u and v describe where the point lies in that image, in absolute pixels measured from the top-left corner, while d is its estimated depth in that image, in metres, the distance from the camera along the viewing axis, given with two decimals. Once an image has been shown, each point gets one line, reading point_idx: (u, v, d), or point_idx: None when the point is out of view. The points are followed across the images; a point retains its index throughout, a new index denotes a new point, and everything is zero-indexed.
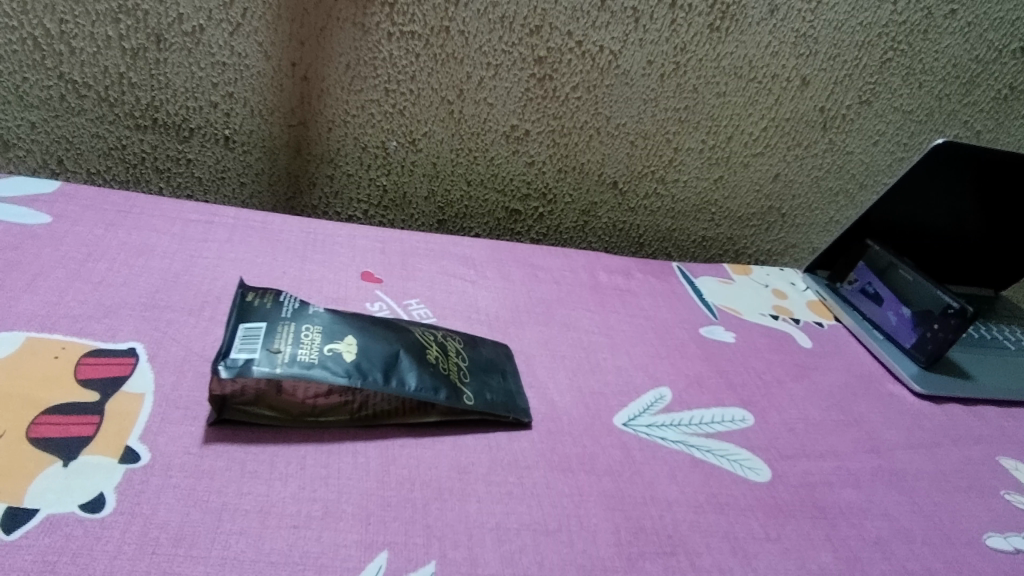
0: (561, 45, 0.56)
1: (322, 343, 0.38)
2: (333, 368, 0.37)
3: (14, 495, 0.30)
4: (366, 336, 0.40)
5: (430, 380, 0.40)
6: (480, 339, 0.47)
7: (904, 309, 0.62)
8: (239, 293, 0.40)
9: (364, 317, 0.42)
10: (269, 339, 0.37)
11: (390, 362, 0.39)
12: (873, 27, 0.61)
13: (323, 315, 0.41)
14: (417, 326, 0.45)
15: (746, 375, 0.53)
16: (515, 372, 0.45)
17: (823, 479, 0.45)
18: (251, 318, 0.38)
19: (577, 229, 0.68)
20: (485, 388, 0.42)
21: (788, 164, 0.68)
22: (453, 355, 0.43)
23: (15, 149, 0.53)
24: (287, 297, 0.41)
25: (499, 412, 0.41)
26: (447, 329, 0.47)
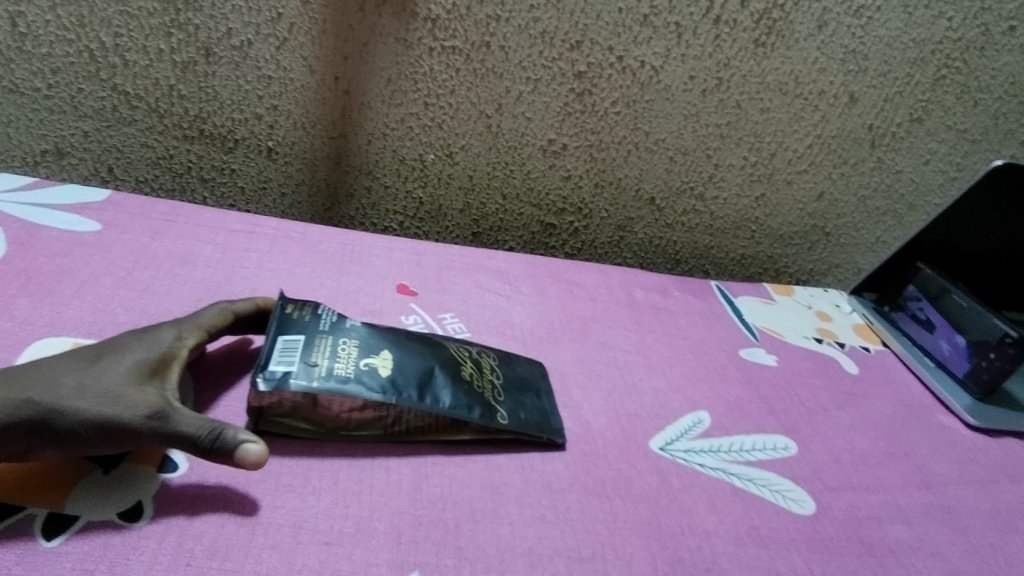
0: (602, 60, 0.55)
1: (359, 358, 0.38)
2: (369, 383, 0.37)
3: (57, 501, 0.31)
4: (402, 352, 0.40)
5: (464, 398, 0.39)
6: (515, 356, 0.46)
7: (958, 338, 0.59)
8: (279, 304, 0.40)
9: (400, 332, 0.42)
10: (307, 353, 0.37)
11: (424, 378, 0.39)
12: (925, 44, 0.59)
13: (361, 329, 0.40)
14: (452, 341, 0.44)
15: (787, 400, 0.51)
16: (550, 392, 0.45)
17: (870, 514, 0.43)
18: (290, 330, 0.38)
19: (612, 245, 0.67)
20: (520, 407, 0.42)
21: (834, 182, 0.66)
22: (487, 372, 0.43)
23: (68, 157, 0.55)
24: (326, 310, 0.41)
25: (533, 433, 0.40)
26: (483, 345, 0.46)
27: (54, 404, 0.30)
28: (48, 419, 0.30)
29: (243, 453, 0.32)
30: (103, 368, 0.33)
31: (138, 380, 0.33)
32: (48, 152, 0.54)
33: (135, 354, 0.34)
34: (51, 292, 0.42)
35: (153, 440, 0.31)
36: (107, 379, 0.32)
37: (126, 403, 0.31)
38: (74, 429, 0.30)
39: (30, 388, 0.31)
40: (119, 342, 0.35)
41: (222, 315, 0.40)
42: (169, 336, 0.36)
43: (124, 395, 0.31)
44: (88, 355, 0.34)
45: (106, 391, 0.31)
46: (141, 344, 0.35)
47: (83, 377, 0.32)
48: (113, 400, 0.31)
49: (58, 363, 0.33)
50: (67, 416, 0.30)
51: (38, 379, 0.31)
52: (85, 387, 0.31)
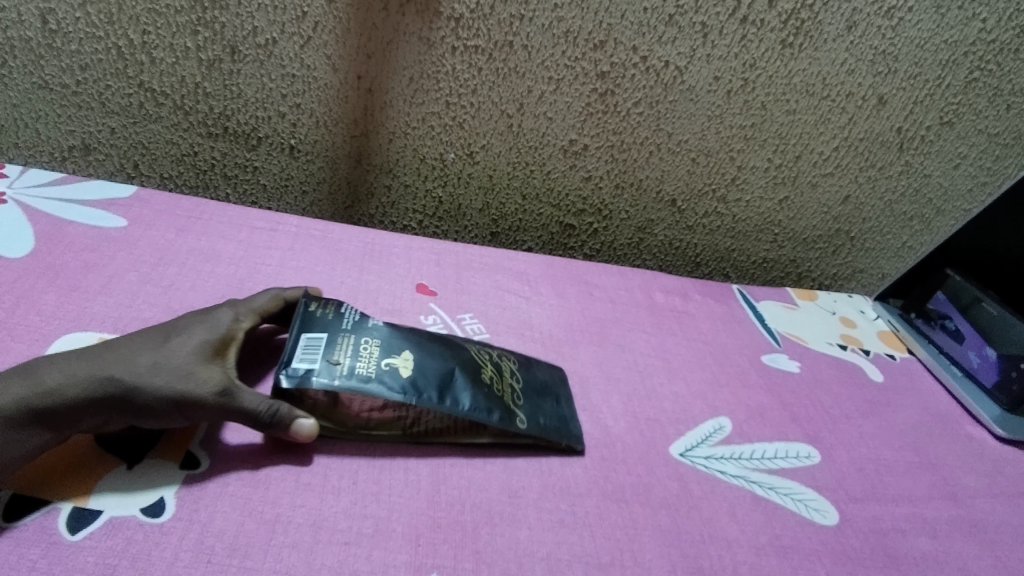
0: (626, 60, 0.54)
1: (380, 357, 0.38)
2: (390, 382, 0.37)
3: (81, 495, 0.31)
4: (424, 353, 0.40)
5: (484, 400, 0.39)
6: (536, 360, 0.46)
7: (988, 350, 0.58)
8: (305, 301, 0.40)
9: (422, 334, 0.42)
10: (329, 351, 0.37)
11: (445, 380, 0.39)
12: (958, 45, 0.57)
13: (384, 330, 0.40)
14: (474, 345, 0.44)
15: (810, 407, 0.51)
16: (569, 398, 0.44)
17: (895, 526, 0.42)
18: (314, 327, 0.38)
19: (631, 246, 0.67)
20: (540, 412, 0.41)
21: (860, 186, 0.65)
22: (507, 376, 0.42)
23: (96, 153, 0.56)
24: (350, 309, 0.41)
25: (553, 438, 0.40)
26: (504, 350, 0.46)
27: (131, 381, 0.32)
28: (126, 394, 0.31)
29: (299, 427, 0.34)
30: (171, 347, 0.34)
31: (204, 359, 0.34)
32: (76, 147, 0.55)
33: (198, 333, 0.35)
34: (79, 286, 0.43)
35: (220, 415, 0.33)
36: (176, 356, 0.33)
37: (195, 380, 0.33)
38: (151, 404, 0.32)
39: (107, 365, 0.32)
40: (183, 321, 0.36)
41: (273, 302, 0.41)
42: (227, 318, 0.37)
43: (195, 373, 0.33)
44: (155, 332, 0.35)
45: (178, 368, 0.33)
46: (202, 324, 0.36)
47: (155, 354, 0.33)
48: (184, 377, 0.32)
49: (129, 340, 0.34)
50: (145, 392, 0.32)
51: (113, 355, 0.32)
52: (158, 364, 0.33)
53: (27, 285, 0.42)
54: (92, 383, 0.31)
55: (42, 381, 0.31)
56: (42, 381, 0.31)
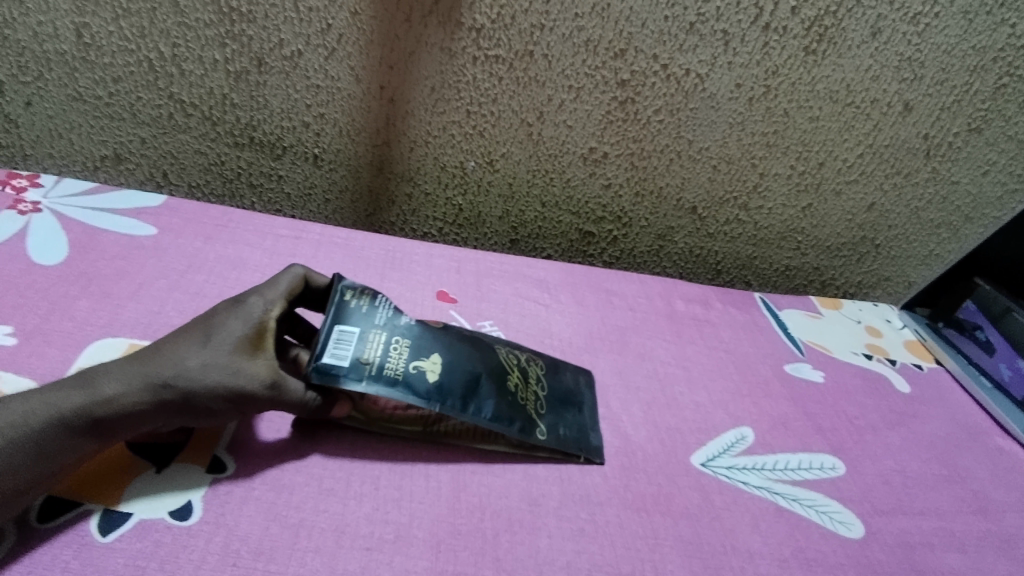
0: (646, 68, 0.54)
1: (409, 359, 0.38)
2: (416, 387, 0.37)
3: (112, 499, 0.32)
4: (452, 356, 0.39)
5: (506, 410, 0.39)
6: (562, 364, 0.46)
7: (1020, 362, 0.57)
8: (340, 285, 0.39)
9: (452, 334, 0.41)
10: (360, 348, 0.36)
11: (471, 387, 0.39)
12: (987, 51, 0.56)
13: (414, 327, 0.40)
14: (501, 346, 0.44)
15: (835, 417, 0.50)
16: (593, 405, 0.44)
17: (923, 541, 0.42)
18: (347, 318, 0.37)
19: (650, 254, 0.67)
20: (560, 421, 0.41)
21: (885, 193, 0.64)
22: (532, 382, 0.42)
23: (127, 163, 0.57)
24: (383, 302, 0.40)
25: (571, 450, 0.40)
26: (530, 350, 0.46)
27: (185, 383, 0.32)
28: (183, 396, 0.32)
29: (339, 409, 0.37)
30: (215, 344, 0.33)
31: (249, 352, 0.34)
32: (108, 157, 0.57)
33: (238, 325, 0.34)
34: (110, 293, 0.44)
35: (272, 405, 0.34)
36: (222, 353, 0.33)
37: (246, 377, 0.33)
38: (208, 404, 0.32)
39: (157, 369, 0.32)
40: (218, 312, 0.35)
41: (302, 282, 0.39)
42: (260, 303, 0.36)
43: (244, 368, 0.33)
44: (194, 328, 0.34)
45: (228, 365, 0.33)
46: (236, 315, 0.35)
47: (202, 354, 0.33)
48: (234, 374, 0.33)
49: (172, 339, 0.33)
50: (199, 394, 0.32)
51: (161, 358, 0.32)
52: (207, 363, 0.32)
53: (62, 292, 0.43)
54: (149, 389, 0.31)
55: (97, 390, 0.31)
56: (98, 390, 0.31)
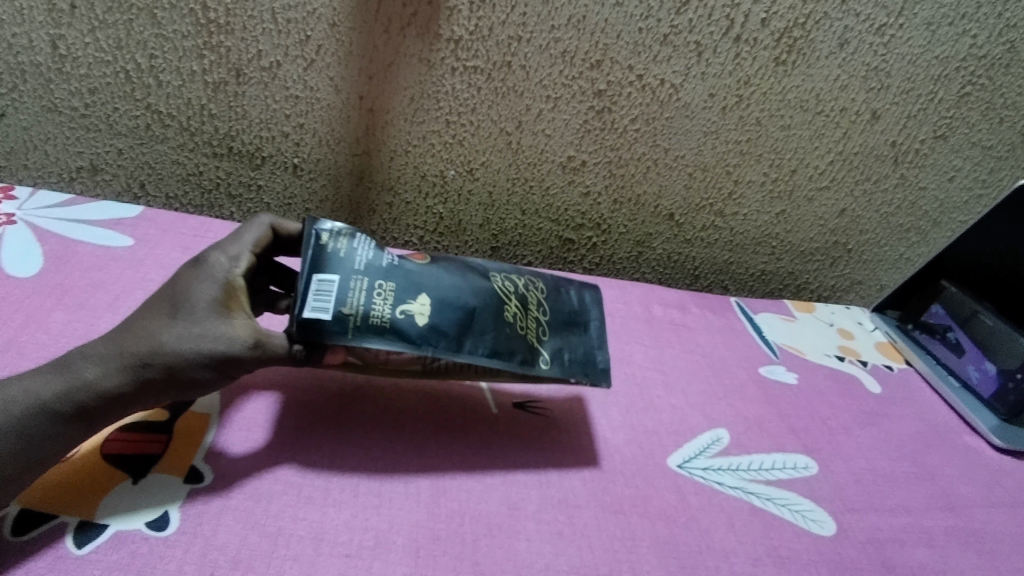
0: (622, 78, 0.55)
1: (396, 302, 0.37)
2: (407, 330, 0.37)
3: (88, 511, 0.32)
4: (442, 291, 0.39)
5: (504, 342, 0.40)
6: (565, 284, 0.48)
7: (987, 363, 0.58)
8: (314, 233, 0.38)
9: (439, 269, 0.41)
10: (342, 298, 0.36)
11: (464, 325, 0.39)
12: (950, 61, 0.57)
13: (399, 267, 0.39)
14: (493, 275, 0.43)
15: (808, 418, 0.51)
16: (600, 323, 0.46)
17: (893, 536, 0.43)
18: (325, 266, 0.37)
19: (630, 260, 0.68)
20: (566, 345, 0.43)
21: (856, 199, 0.66)
22: (533, 307, 0.43)
23: (103, 173, 0.57)
24: (362, 243, 0.39)
25: (576, 376, 0.42)
26: (529, 273, 0.47)
27: (167, 358, 0.32)
28: (166, 371, 0.32)
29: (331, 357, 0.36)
30: (189, 314, 0.33)
31: (225, 314, 0.34)
32: (84, 168, 0.57)
33: (207, 289, 0.34)
34: (86, 305, 0.44)
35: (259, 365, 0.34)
36: (199, 322, 0.33)
37: (227, 340, 0.33)
38: (193, 374, 0.33)
39: (136, 349, 0.32)
40: (184, 279, 0.35)
41: (264, 234, 0.40)
42: (223, 263, 0.36)
43: (222, 331, 0.33)
44: (164, 302, 0.34)
45: (205, 332, 0.33)
46: (203, 279, 0.35)
47: (178, 326, 0.33)
48: (215, 339, 0.33)
49: (145, 317, 0.34)
50: (182, 366, 0.32)
51: (139, 337, 0.32)
52: (185, 334, 0.33)
53: (37, 304, 0.43)
54: (130, 369, 0.32)
55: (79, 375, 0.32)
56: (79, 374, 0.31)
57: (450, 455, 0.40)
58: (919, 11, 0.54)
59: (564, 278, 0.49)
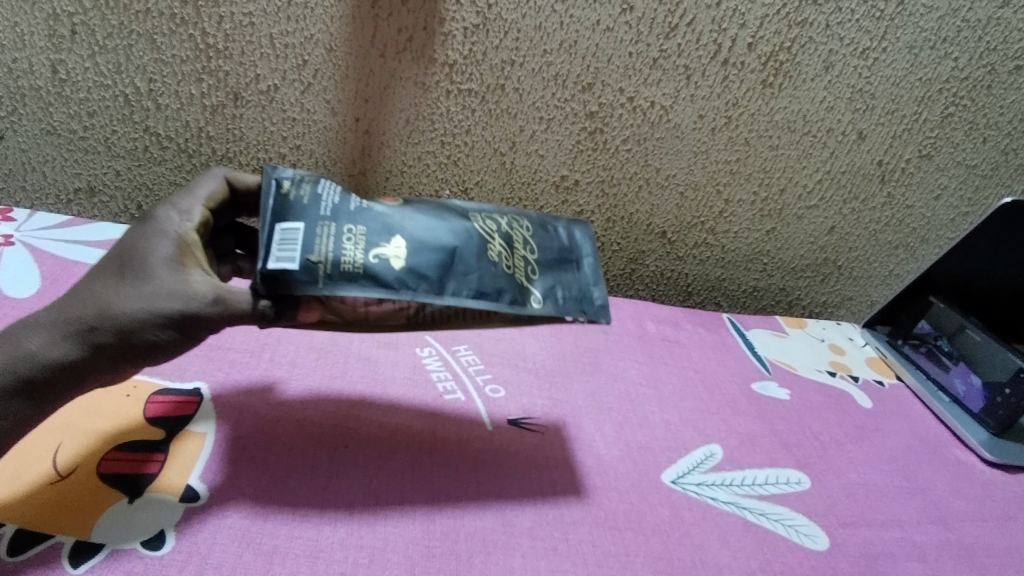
0: (613, 101, 0.57)
1: (369, 246, 0.35)
2: (384, 275, 0.35)
3: (83, 530, 0.32)
4: (418, 232, 0.37)
5: (490, 284, 0.38)
6: (550, 221, 0.46)
7: (973, 377, 0.60)
8: (273, 183, 0.36)
9: (413, 211, 0.39)
10: (309, 247, 0.34)
11: (445, 268, 0.37)
12: (932, 83, 0.59)
13: (368, 210, 0.37)
14: (474, 215, 0.41)
15: (801, 433, 0.51)
16: (592, 264, 0.44)
17: (886, 551, 0.43)
18: (287, 215, 0.35)
19: (623, 277, 0.69)
20: (556, 285, 0.41)
21: (845, 217, 0.67)
22: (519, 247, 0.41)
23: (102, 195, 0.58)
24: (326, 189, 0.37)
25: (569, 314, 0.40)
26: (511, 212, 0.45)
27: (118, 320, 0.31)
28: (118, 334, 0.31)
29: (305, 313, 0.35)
30: (141, 273, 0.32)
31: (181, 272, 0.33)
32: (81, 190, 0.58)
33: (160, 246, 0.33)
34: None
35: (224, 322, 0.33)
36: (151, 281, 0.32)
37: (185, 296, 0.32)
38: (150, 335, 0.31)
39: (84, 314, 0.31)
40: (134, 239, 0.34)
41: (221, 189, 0.39)
42: (174, 220, 0.35)
43: (179, 290, 0.32)
44: (113, 264, 0.33)
45: (159, 291, 0.32)
46: (154, 237, 0.34)
47: (129, 288, 0.32)
48: (169, 298, 0.31)
49: (93, 281, 0.33)
50: (136, 328, 0.31)
51: (88, 301, 0.31)
52: (138, 293, 0.31)
53: None
54: (77, 335, 0.31)
55: (21, 346, 0.30)
56: (21, 346, 0.30)
57: (444, 472, 0.40)
58: (901, 35, 0.56)
59: (550, 216, 0.47)
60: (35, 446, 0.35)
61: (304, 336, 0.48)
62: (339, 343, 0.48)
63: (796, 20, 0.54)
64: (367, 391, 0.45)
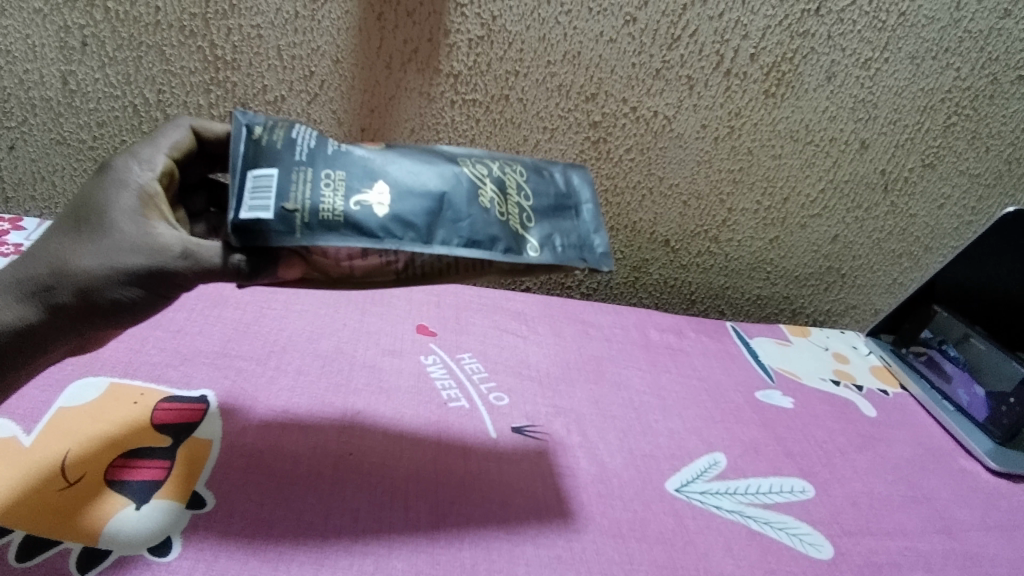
0: (616, 110, 0.57)
1: (349, 193, 0.32)
2: (367, 223, 0.31)
3: (90, 536, 0.32)
4: (402, 176, 0.33)
5: (485, 231, 0.34)
6: (549, 163, 0.40)
7: (977, 387, 0.60)
8: (243, 129, 0.33)
9: (396, 153, 0.35)
10: (283, 194, 0.30)
11: (433, 215, 0.33)
12: (935, 93, 0.59)
13: (348, 154, 0.33)
14: (464, 158, 0.36)
15: (805, 442, 0.51)
16: (596, 210, 0.39)
17: (890, 560, 0.43)
18: (260, 162, 0.32)
19: (627, 285, 0.69)
20: (557, 233, 0.37)
21: (848, 226, 0.67)
22: (515, 191, 0.37)
23: None
24: (301, 134, 0.33)
25: (572, 264, 0.36)
26: (503, 153, 0.39)
27: (76, 279, 0.30)
28: (78, 294, 0.30)
29: (286, 270, 0.32)
30: (101, 228, 0.30)
31: (142, 226, 0.30)
32: None
33: (120, 198, 0.31)
34: None
35: (193, 279, 0.30)
36: (110, 236, 0.30)
37: (147, 253, 0.30)
38: (114, 294, 0.30)
39: (46, 274, 0.30)
40: (93, 191, 0.32)
41: (188, 137, 0.36)
42: (134, 168, 0.32)
43: (141, 246, 0.30)
44: (73, 218, 0.31)
45: (119, 248, 0.30)
46: (113, 187, 0.31)
47: (88, 245, 0.30)
48: (129, 254, 0.30)
49: (53, 237, 0.31)
50: (98, 289, 0.30)
51: (49, 260, 0.30)
52: (98, 252, 0.30)
53: None
54: (37, 295, 0.30)
55: None
56: None
57: (449, 481, 0.40)
58: (903, 45, 0.56)
59: (546, 160, 0.42)
60: (44, 454, 0.36)
61: (309, 344, 0.48)
62: (344, 350, 0.49)
63: (798, 31, 0.54)
64: (372, 399, 0.45)
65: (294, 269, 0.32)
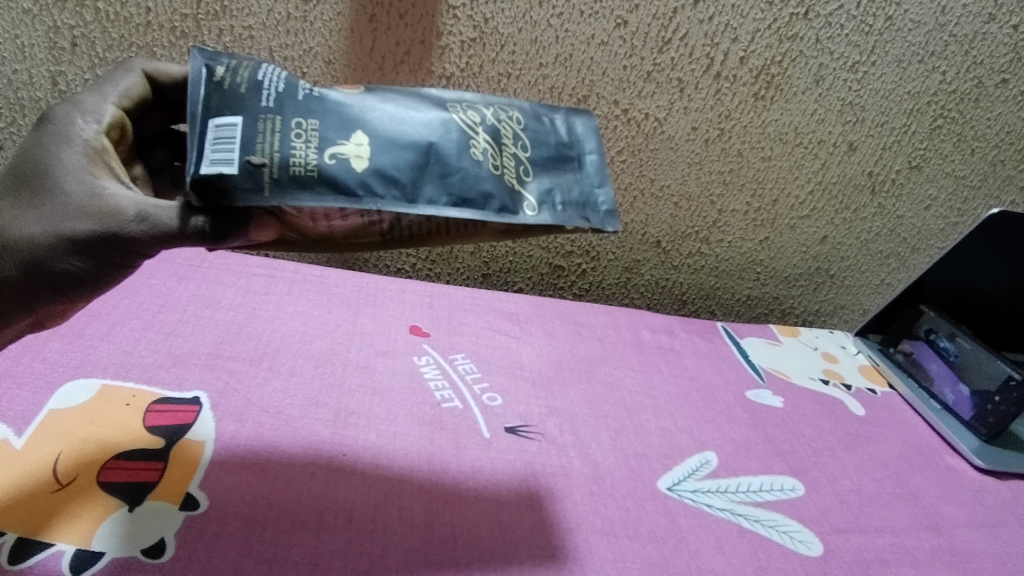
0: (608, 113, 0.57)
1: (324, 146, 0.31)
2: (344, 179, 0.30)
3: (82, 537, 0.32)
4: (383, 125, 0.32)
5: (474, 188, 0.33)
6: (547, 111, 0.39)
7: (961, 387, 0.61)
8: (203, 70, 0.31)
9: (376, 100, 0.34)
10: (249, 146, 0.29)
11: (417, 171, 0.32)
12: (921, 95, 0.60)
13: (323, 100, 0.32)
14: (453, 105, 0.35)
15: (794, 440, 0.52)
16: (598, 160, 0.38)
17: (879, 557, 0.43)
18: (224, 110, 0.30)
19: (618, 286, 0.69)
20: (555, 188, 0.36)
21: (837, 227, 0.68)
22: (508, 143, 0.36)
23: None
24: (268, 76, 0.32)
25: (572, 222, 0.35)
26: (496, 100, 0.38)
27: (19, 248, 0.28)
28: (23, 266, 0.28)
29: (260, 231, 0.31)
30: (46, 191, 0.28)
31: (89, 186, 0.28)
32: None
33: (63, 155, 0.29)
34: (82, 334, 0.44)
35: (151, 245, 0.29)
36: (57, 199, 0.28)
37: (96, 216, 0.28)
38: (64, 264, 0.28)
39: None
40: (33, 148, 0.29)
41: (140, 84, 0.34)
42: (77, 121, 0.30)
43: (90, 209, 0.28)
44: (11, 180, 0.29)
45: (66, 212, 0.28)
46: (56, 145, 0.29)
47: (31, 211, 0.28)
48: (77, 219, 0.28)
49: None
50: (46, 259, 0.28)
51: None
52: (44, 217, 0.28)
53: None
54: None
55: None
56: None
57: (442, 482, 0.40)
58: (890, 49, 0.57)
59: (547, 105, 0.41)
60: (37, 455, 0.35)
61: (302, 345, 0.48)
62: (337, 351, 0.49)
63: (787, 34, 0.55)
64: (366, 400, 0.45)
65: (268, 230, 0.31)
